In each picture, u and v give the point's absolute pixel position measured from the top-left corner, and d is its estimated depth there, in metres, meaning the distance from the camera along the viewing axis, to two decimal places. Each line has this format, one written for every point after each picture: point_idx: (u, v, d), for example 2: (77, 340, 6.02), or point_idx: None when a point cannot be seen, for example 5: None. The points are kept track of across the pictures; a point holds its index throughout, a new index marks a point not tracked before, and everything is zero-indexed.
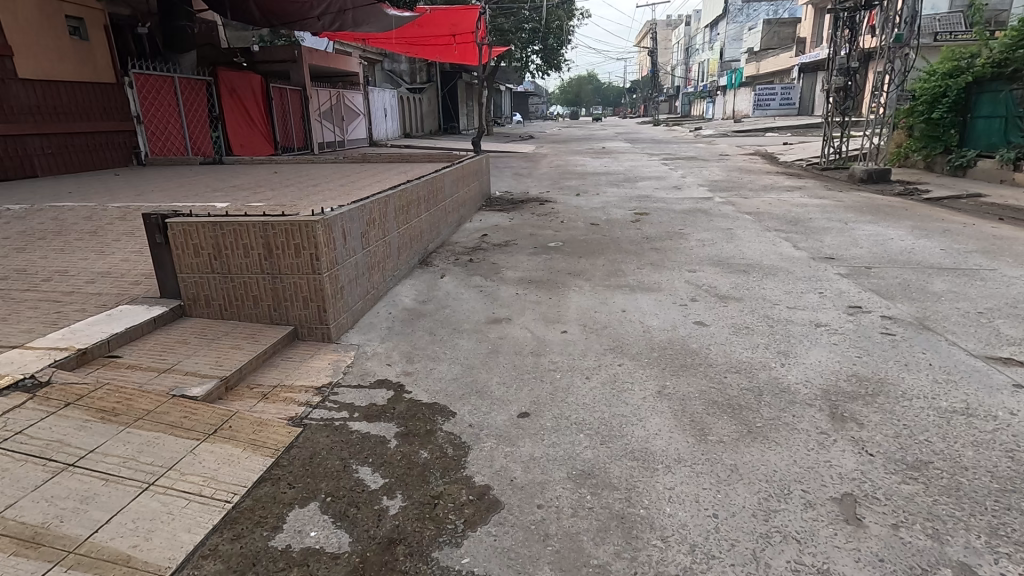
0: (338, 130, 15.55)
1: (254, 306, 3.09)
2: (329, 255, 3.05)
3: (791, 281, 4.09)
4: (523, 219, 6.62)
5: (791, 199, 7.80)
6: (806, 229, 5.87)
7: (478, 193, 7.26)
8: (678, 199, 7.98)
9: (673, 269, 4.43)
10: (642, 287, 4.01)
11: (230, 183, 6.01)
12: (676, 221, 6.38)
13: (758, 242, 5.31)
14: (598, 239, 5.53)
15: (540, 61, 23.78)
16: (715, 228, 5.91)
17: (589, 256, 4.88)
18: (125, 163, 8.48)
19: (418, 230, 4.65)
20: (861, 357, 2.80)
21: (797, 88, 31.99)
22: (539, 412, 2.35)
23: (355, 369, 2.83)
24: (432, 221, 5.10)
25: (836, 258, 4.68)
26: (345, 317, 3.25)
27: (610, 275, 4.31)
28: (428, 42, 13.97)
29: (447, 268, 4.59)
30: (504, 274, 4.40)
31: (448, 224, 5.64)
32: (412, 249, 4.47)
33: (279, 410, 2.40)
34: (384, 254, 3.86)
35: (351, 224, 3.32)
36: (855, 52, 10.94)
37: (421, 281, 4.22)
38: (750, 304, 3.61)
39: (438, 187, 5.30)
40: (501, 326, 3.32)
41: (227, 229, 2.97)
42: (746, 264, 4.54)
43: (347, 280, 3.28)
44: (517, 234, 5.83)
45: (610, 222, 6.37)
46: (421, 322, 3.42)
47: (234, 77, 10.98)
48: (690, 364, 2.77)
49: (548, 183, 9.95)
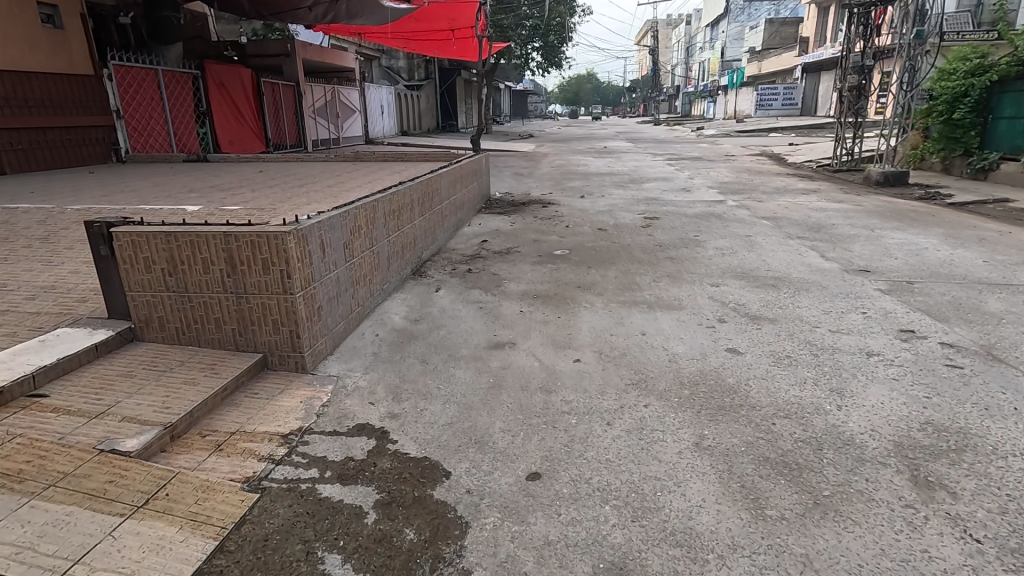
0: (333, 127, 15.09)
1: (215, 330, 2.64)
2: (304, 272, 2.61)
3: (828, 298, 3.65)
4: (525, 223, 6.18)
5: (807, 203, 7.39)
6: (831, 236, 5.44)
7: (478, 194, 6.82)
8: (687, 202, 7.56)
9: (694, 282, 4.00)
10: (661, 304, 3.57)
11: (209, 182, 5.55)
12: (690, 226, 5.95)
13: (781, 251, 4.88)
14: (608, 247, 5.10)
15: (540, 58, 23.31)
16: (732, 235, 5.48)
17: (599, 266, 4.45)
18: (103, 160, 8.00)
19: (412, 236, 4.21)
20: (931, 398, 2.37)
21: (800, 88, 31.60)
22: (553, 474, 1.91)
23: (332, 408, 2.38)
24: (427, 226, 4.65)
25: (872, 271, 4.25)
26: (323, 342, 2.81)
27: (625, 289, 3.88)
28: (426, 36, 13.49)
29: (444, 279, 4.15)
30: (506, 287, 3.96)
31: (445, 229, 5.20)
32: (404, 259, 4.02)
33: (232, 468, 1.95)
34: (371, 265, 3.43)
35: (331, 234, 2.88)
36: (870, 48, 10.51)
37: (414, 295, 3.78)
38: (785, 327, 3.18)
39: (434, 188, 4.86)
40: (504, 352, 2.88)
41: (183, 240, 2.52)
42: (773, 277, 4.11)
43: (326, 299, 2.83)
44: (520, 240, 5.39)
45: (618, 227, 5.93)
46: (413, 347, 2.98)
47: (222, 70, 10.50)
48: (729, 407, 2.33)
49: (550, 183, 9.52)
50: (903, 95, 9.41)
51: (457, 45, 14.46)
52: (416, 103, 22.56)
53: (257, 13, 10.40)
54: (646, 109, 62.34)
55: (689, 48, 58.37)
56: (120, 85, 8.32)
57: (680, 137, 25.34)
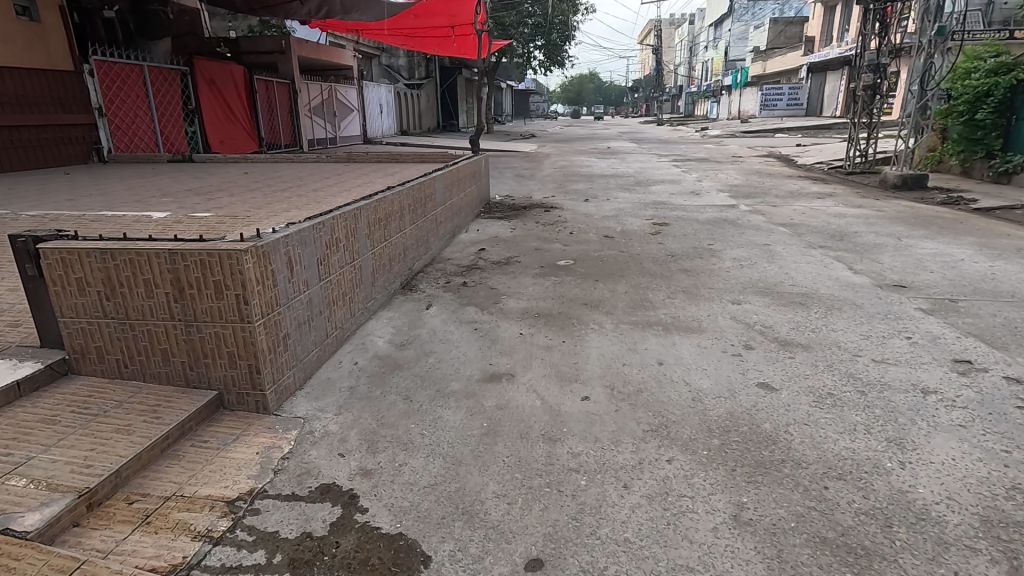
0: (329, 126, 14.72)
1: (161, 363, 2.25)
2: (266, 296, 2.22)
3: (864, 319, 3.27)
4: (527, 229, 5.80)
5: (824, 208, 7.00)
6: (856, 245, 5.05)
7: (476, 198, 6.45)
8: (698, 206, 7.17)
9: (713, 299, 3.61)
10: (680, 326, 3.18)
11: (187, 185, 5.17)
12: (702, 233, 5.58)
13: (805, 262, 4.49)
14: (615, 256, 4.72)
15: (543, 57, 22.93)
16: (749, 243, 5.09)
17: (607, 279, 4.06)
18: (83, 160, 7.61)
19: (401, 247, 3.82)
20: (1012, 454, 1.97)
21: (806, 88, 31.17)
22: (560, 562, 1.53)
23: (293, 462, 1.99)
24: (420, 235, 4.26)
25: (908, 286, 3.87)
26: (290, 376, 2.41)
27: (636, 307, 3.49)
28: (426, 33, 13.11)
29: (436, 294, 3.76)
30: (505, 304, 3.57)
31: (439, 236, 4.81)
32: (391, 272, 3.63)
33: (157, 552, 1.56)
34: (353, 283, 3.05)
35: (301, 249, 2.48)
36: (886, 46, 10.12)
37: (402, 315, 3.38)
38: (823, 356, 2.79)
39: (427, 193, 4.47)
40: (501, 388, 2.48)
41: (122, 258, 2.13)
42: (799, 293, 3.72)
43: (294, 325, 2.43)
44: (521, 249, 5.00)
45: (625, 234, 5.55)
46: (396, 379, 2.59)
47: (213, 67, 10.12)
48: (769, 464, 1.94)
49: (553, 186, 9.13)
50: (923, 94, 9.00)
51: (458, 42, 14.05)
52: (416, 102, 22.19)
53: (249, 7, 10.01)
54: (649, 108, 62.03)
55: (693, 48, 57.89)
56: (102, 81, 7.93)
57: (684, 137, 24.97)
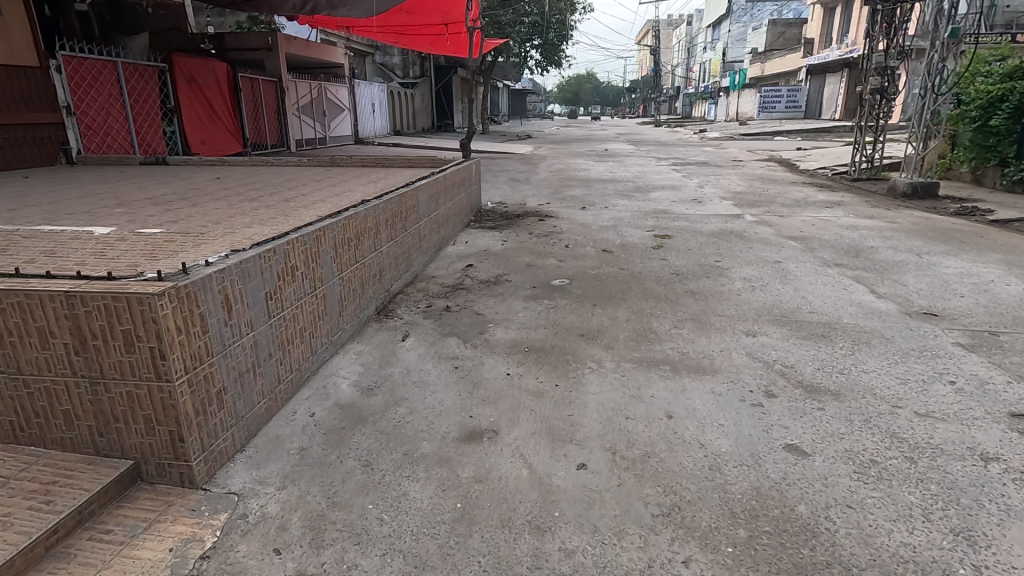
0: (318, 126, 14.29)
1: (64, 427, 1.84)
2: (192, 346, 1.81)
3: (897, 356, 2.89)
4: (519, 241, 5.40)
5: (834, 218, 6.64)
6: (874, 263, 4.68)
7: (466, 206, 6.05)
8: (701, 215, 6.79)
9: (725, 331, 3.22)
10: (689, 365, 2.79)
11: (149, 192, 4.74)
12: (707, 247, 5.20)
13: (821, 283, 4.12)
14: (615, 274, 4.33)
15: (540, 56, 22.57)
16: (759, 260, 4.72)
17: (606, 303, 3.67)
18: (50, 162, 7.12)
19: (376, 267, 3.42)
20: None
21: (805, 90, 30.92)
22: None
23: (214, 562, 1.59)
24: (399, 252, 3.85)
25: (939, 314, 3.49)
26: (227, 439, 2.00)
27: (639, 340, 3.10)
28: (419, 31, 12.69)
29: (414, 321, 3.36)
30: (492, 335, 3.16)
31: (423, 251, 4.40)
32: (363, 298, 3.22)
33: None
34: (314, 315, 2.64)
35: (242, 284, 2.07)
36: (894, 47, 9.75)
37: (373, 349, 2.97)
38: (857, 407, 2.40)
39: (410, 205, 4.06)
40: (481, 452, 2.08)
41: (10, 302, 1.72)
42: (820, 322, 3.34)
43: (232, 377, 2.03)
44: (511, 265, 4.60)
45: (625, 248, 5.17)
46: (357, 437, 2.18)
47: (193, 63, 9.66)
48: (812, 569, 1.55)
49: (548, 191, 8.73)
50: (934, 99, 8.66)
51: (452, 40, 13.65)
52: (410, 102, 21.77)
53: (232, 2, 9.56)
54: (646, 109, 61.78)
55: (691, 48, 57.67)
56: (71, 78, 7.46)
57: (682, 139, 24.67)
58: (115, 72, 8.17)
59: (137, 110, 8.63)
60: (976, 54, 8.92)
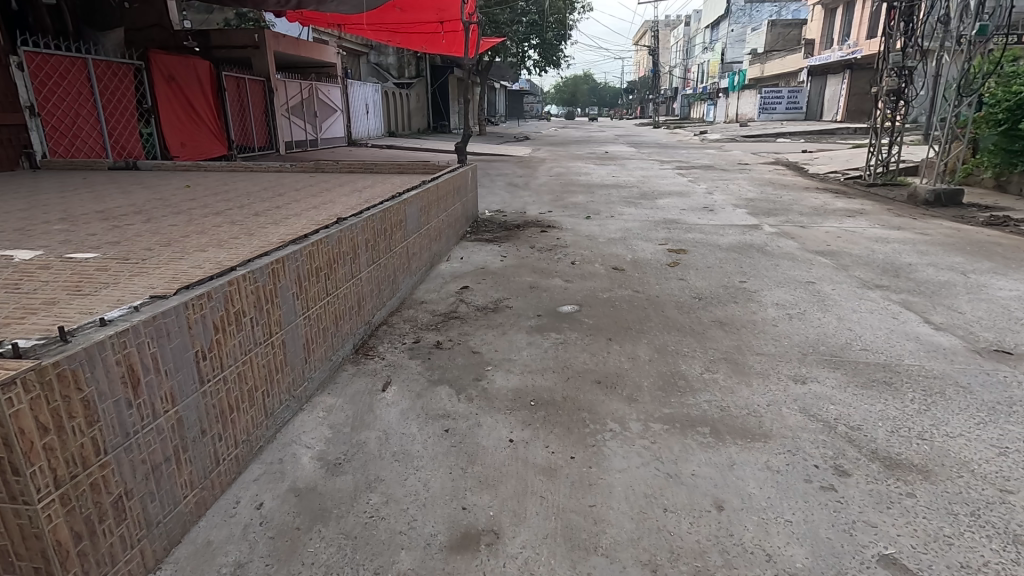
0: (309, 127, 13.75)
1: None
2: (71, 447, 1.29)
3: (985, 414, 2.37)
4: (520, 257, 4.87)
5: (859, 229, 6.16)
6: (918, 284, 4.18)
7: (461, 216, 5.54)
8: (715, 226, 6.28)
9: (768, 377, 2.71)
10: (732, 427, 2.28)
11: (104, 204, 4.21)
12: (729, 264, 4.69)
13: (865, 310, 3.62)
14: (630, 299, 3.82)
15: (538, 56, 22.04)
16: (789, 281, 4.22)
17: (625, 337, 3.15)
18: (11, 167, 6.57)
19: (353, 298, 2.89)
20: None
21: (806, 92, 30.49)
22: None
23: None
24: (383, 276, 3.33)
25: (1013, 352, 2.99)
26: (131, 559, 1.47)
27: (667, 388, 2.58)
28: (413, 29, 12.15)
29: (398, 362, 2.84)
30: (491, 382, 2.64)
31: (412, 272, 3.89)
32: (336, 336, 2.70)
33: None
34: (269, 369, 2.11)
35: (158, 346, 1.55)
36: (912, 45, 9.30)
37: (346, 402, 2.45)
38: (956, 492, 1.89)
39: (396, 220, 3.54)
40: (476, 570, 1.56)
41: None
42: (878, 365, 2.83)
43: (141, 474, 1.49)
44: (512, 286, 4.09)
45: (637, 265, 4.66)
46: (313, 545, 1.65)
47: (172, 61, 9.11)
48: None
49: (548, 198, 8.22)
50: (959, 100, 8.16)
51: (447, 39, 13.13)
52: (405, 103, 21.25)
53: None
54: (645, 110, 61.41)
55: (689, 48, 57.35)
56: (35, 76, 6.90)
57: (684, 142, 24.21)
58: (85, 70, 7.62)
59: (110, 111, 8.08)
60: (1000, 52, 8.45)
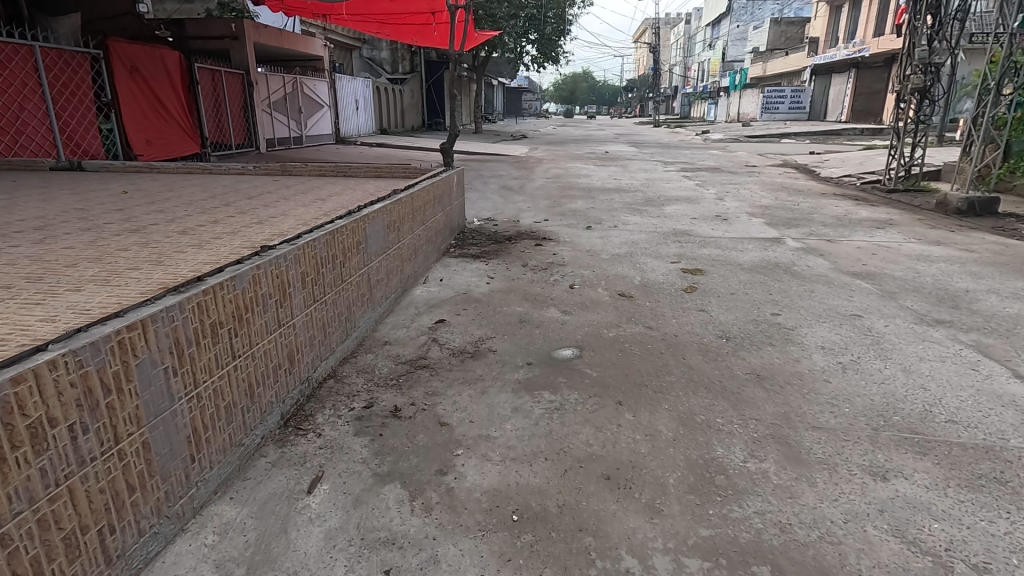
0: (293, 123, 13.00)
1: None
2: None
3: None
4: (510, 279, 4.16)
5: (893, 244, 5.47)
6: (985, 318, 3.50)
7: (444, 228, 4.83)
8: (732, 239, 5.59)
9: (838, 470, 1.99)
10: (803, 566, 1.57)
11: (6, 216, 3.50)
12: (754, 289, 4.01)
13: (933, 356, 2.92)
14: (643, 339, 3.11)
15: (535, 50, 20.82)
16: (830, 314, 3.52)
17: (638, 402, 2.43)
18: None
19: (279, 354, 2.18)
20: None
21: (810, 91, 29.81)
22: None
23: None
24: (329, 316, 2.60)
25: None
26: None
27: (704, 493, 1.86)
28: (404, 20, 11.40)
29: (338, 443, 2.12)
30: (460, 477, 1.93)
31: (375, 304, 3.18)
32: (250, 412, 1.98)
33: None
34: (111, 495, 1.40)
35: None
36: (941, 37, 8.63)
37: (253, 517, 1.74)
38: None
39: (352, 242, 2.81)
40: None
41: None
42: (979, 448, 2.12)
43: None
44: (498, 319, 3.38)
45: (649, 290, 3.97)
46: None
47: (135, 50, 8.36)
48: None
49: (545, 203, 7.52)
50: (997, 100, 7.47)
51: (439, 32, 12.41)
52: (398, 100, 20.46)
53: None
54: (645, 109, 60.60)
55: (689, 47, 56.63)
56: None
57: (686, 141, 23.53)
58: (32, 58, 6.86)
59: (62, 105, 7.32)
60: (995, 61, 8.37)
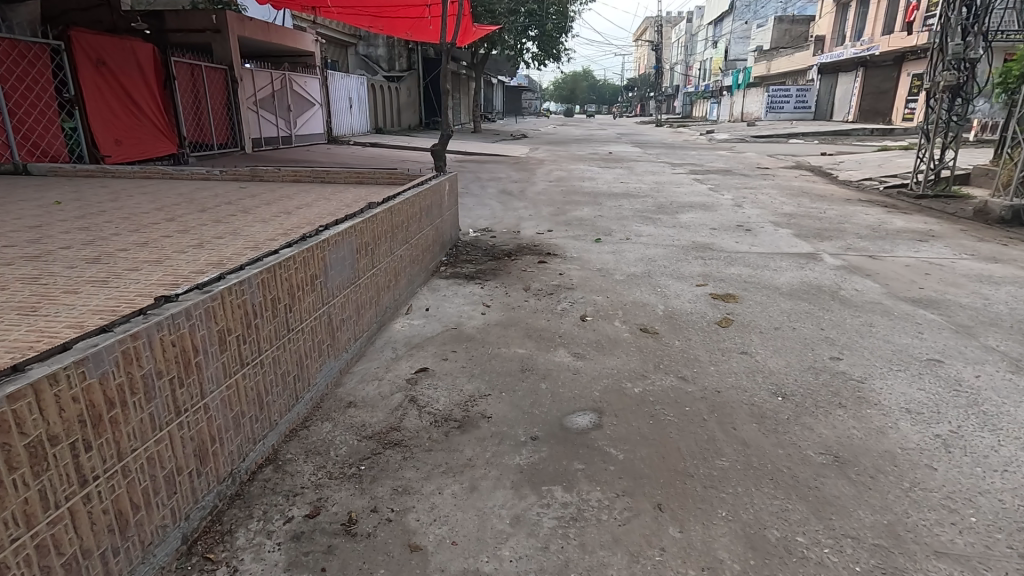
0: (281, 121, 12.32)
1: None
2: None
3: None
4: (509, 308, 3.51)
5: (944, 262, 4.81)
6: None
7: (433, 242, 4.16)
8: (761, 254, 4.93)
9: None
10: None
11: None
12: (800, 322, 3.35)
13: None
14: (679, 397, 2.45)
15: (536, 48, 20.16)
16: (902, 359, 2.85)
17: (687, 508, 1.76)
18: None
19: (178, 454, 1.51)
20: None
21: (816, 91, 29.15)
22: None
23: None
24: (265, 379, 1.93)
25: None
26: None
27: None
28: (397, 13, 10.75)
29: None
30: None
31: (338, 351, 2.51)
32: (117, 555, 1.32)
33: None
34: None
35: None
36: (977, 30, 8.00)
37: None
38: None
39: (302, 274, 2.13)
40: None
41: None
42: None
43: None
44: (494, 366, 2.71)
45: (676, 323, 3.30)
46: None
47: (101, 42, 7.68)
48: None
49: (548, 210, 6.88)
50: None
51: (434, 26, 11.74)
52: (395, 98, 19.77)
53: None
54: (647, 108, 59.88)
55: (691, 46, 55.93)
56: None
57: (691, 141, 22.92)
58: None
59: (19, 102, 6.66)
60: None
